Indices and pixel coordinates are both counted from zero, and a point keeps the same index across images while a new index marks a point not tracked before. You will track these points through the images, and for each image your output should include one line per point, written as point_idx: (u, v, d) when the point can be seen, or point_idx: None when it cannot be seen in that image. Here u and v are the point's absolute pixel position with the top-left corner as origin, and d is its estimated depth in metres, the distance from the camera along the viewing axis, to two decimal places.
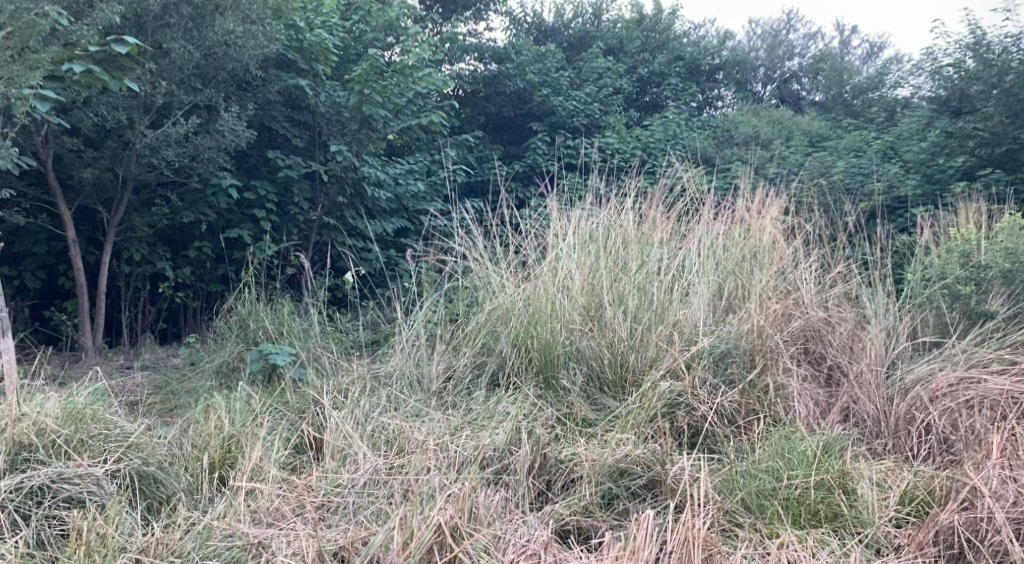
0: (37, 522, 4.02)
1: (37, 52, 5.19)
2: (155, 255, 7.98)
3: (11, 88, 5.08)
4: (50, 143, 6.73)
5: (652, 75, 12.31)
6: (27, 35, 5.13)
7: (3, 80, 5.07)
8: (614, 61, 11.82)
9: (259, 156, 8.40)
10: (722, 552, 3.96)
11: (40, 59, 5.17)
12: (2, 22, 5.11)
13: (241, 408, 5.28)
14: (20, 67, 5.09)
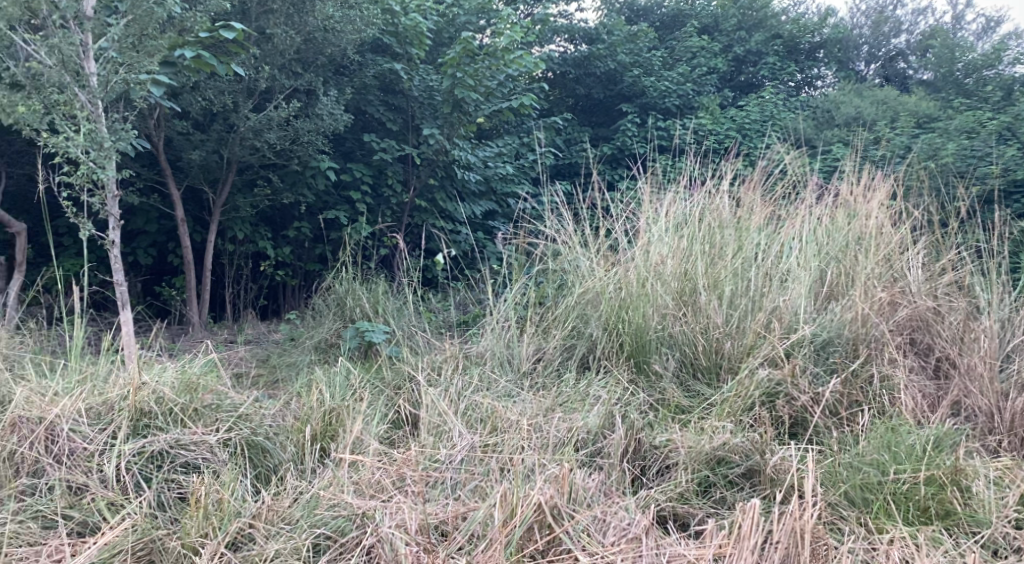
0: (158, 484, 4.26)
1: (155, 40, 5.39)
2: (257, 235, 8.27)
3: (130, 74, 5.33)
4: (162, 127, 7.04)
5: (749, 54, 12.10)
6: (145, 23, 5.33)
7: (124, 66, 5.33)
8: (708, 40, 11.58)
9: (355, 140, 8.58)
10: (826, 543, 3.93)
11: (158, 46, 5.38)
12: (125, 10, 5.31)
13: (340, 383, 5.46)
14: (139, 54, 5.32)
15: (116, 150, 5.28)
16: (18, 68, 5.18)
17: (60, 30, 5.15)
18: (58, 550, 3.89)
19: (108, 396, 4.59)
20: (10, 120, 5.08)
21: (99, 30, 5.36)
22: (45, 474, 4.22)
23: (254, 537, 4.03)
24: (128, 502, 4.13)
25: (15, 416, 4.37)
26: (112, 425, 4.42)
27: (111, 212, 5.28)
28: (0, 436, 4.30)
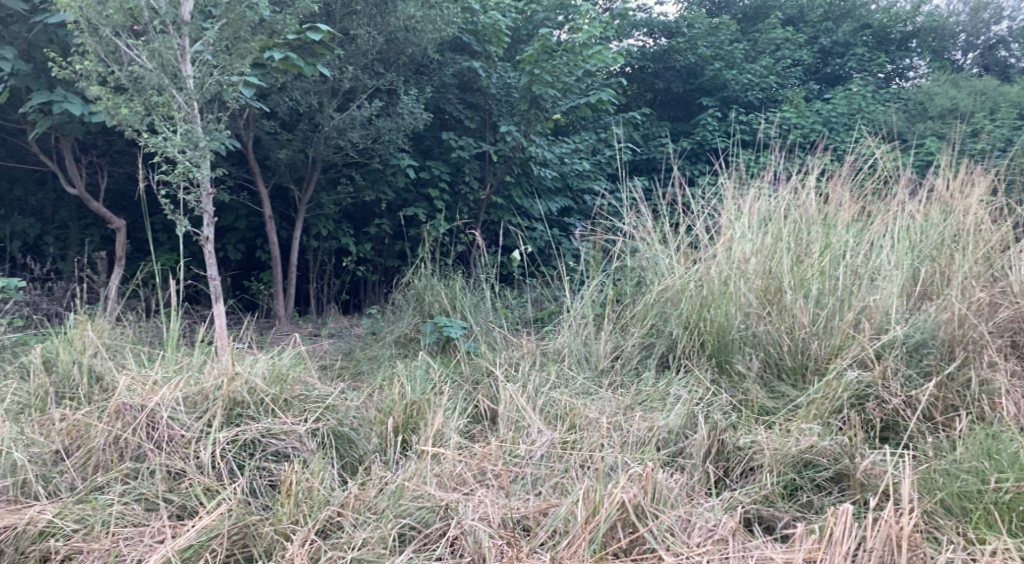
0: (250, 471, 4.43)
1: (248, 42, 5.59)
2: (340, 232, 8.47)
3: (224, 75, 5.57)
4: (251, 126, 7.28)
5: (835, 46, 11.93)
6: (239, 26, 5.52)
7: (218, 68, 5.56)
8: (793, 31, 11.34)
9: (433, 138, 8.66)
10: (926, 553, 3.83)
11: (250, 48, 5.60)
12: (218, 14, 5.50)
13: (421, 377, 5.57)
14: (233, 56, 5.54)
15: (210, 149, 5.48)
16: (121, 72, 5.36)
17: (160, 35, 5.38)
18: (160, 532, 4.07)
19: (203, 385, 4.76)
20: (115, 121, 5.36)
21: (196, 34, 5.57)
22: (146, 459, 4.42)
23: (342, 525, 4.14)
24: (224, 487, 4.29)
25: (119, 403, 4.56)
26: (207, 413, 4.60)
27: (206, 209, 5.49)
28: (105, 422, 4.50)
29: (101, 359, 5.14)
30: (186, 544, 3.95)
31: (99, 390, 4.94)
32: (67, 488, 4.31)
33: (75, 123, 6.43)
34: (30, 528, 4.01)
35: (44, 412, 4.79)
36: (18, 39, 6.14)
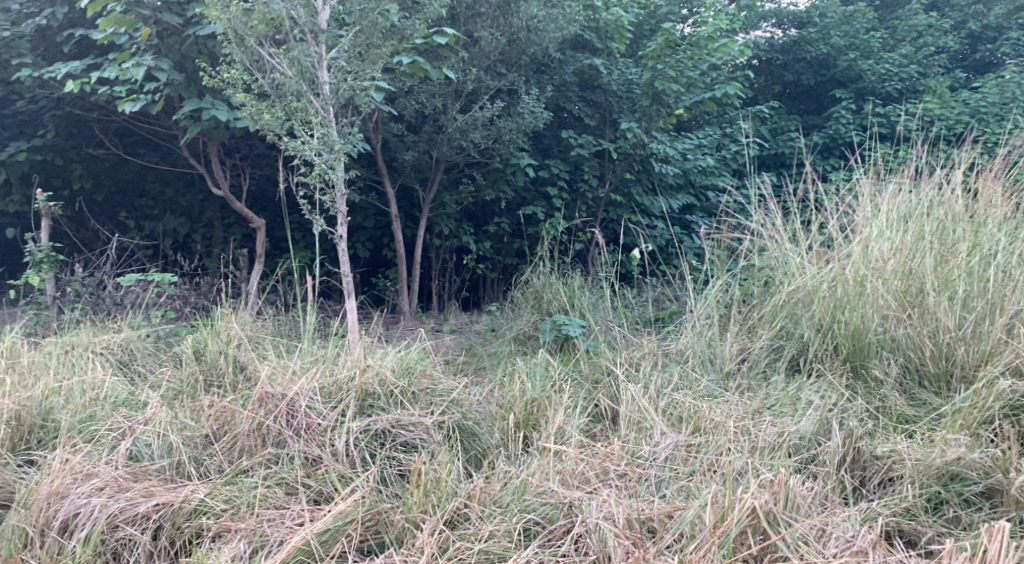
0: (381, 460, 4.63)
1: (379, 47, 5.96)
2: (461, 230, 8.63)
3: (356, 80, 5.95)
4: (379, 129, 7.61)
5: (987, 30, 11.29)
6: (371, 32, 5.89)
7: (351, 74, 5.95)
8: (936, 16, 10.74)
9: (553, 136, 8.65)
10: None
11: (381, 54, 5.96)
12: (353, 21, 5.89)
13: (541, 375, 5.60)
14: (365, 63, 5.92)
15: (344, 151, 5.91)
16: (264, 80, 5.85)
17: (299, 42, 5.82)
18: (299, 515, 4.24)
19: (338, 377, 5.07)
20: (258, 125, 5.86)
21: (332, 42, 6.00)
22: (286, 445, 4.67)
23: (469, 516, 4.24)
24: (357, 475, 4.48)
25: (263, 391, 4.85)
26: (342, 403, 4.87)
27: (339, 208, 5.99)
28: (250, 409, 4.78)
29: (245, 351, 5.60)
30: (323, 528, 4.07)
31: (243, 378, 5.37)
32: (216, 471, 4.57)
33: (220, 129, 7.06)
34: (183, 506, 4.22)
35: (195, 398, 5.21)
36: (173, 51, 6.63)
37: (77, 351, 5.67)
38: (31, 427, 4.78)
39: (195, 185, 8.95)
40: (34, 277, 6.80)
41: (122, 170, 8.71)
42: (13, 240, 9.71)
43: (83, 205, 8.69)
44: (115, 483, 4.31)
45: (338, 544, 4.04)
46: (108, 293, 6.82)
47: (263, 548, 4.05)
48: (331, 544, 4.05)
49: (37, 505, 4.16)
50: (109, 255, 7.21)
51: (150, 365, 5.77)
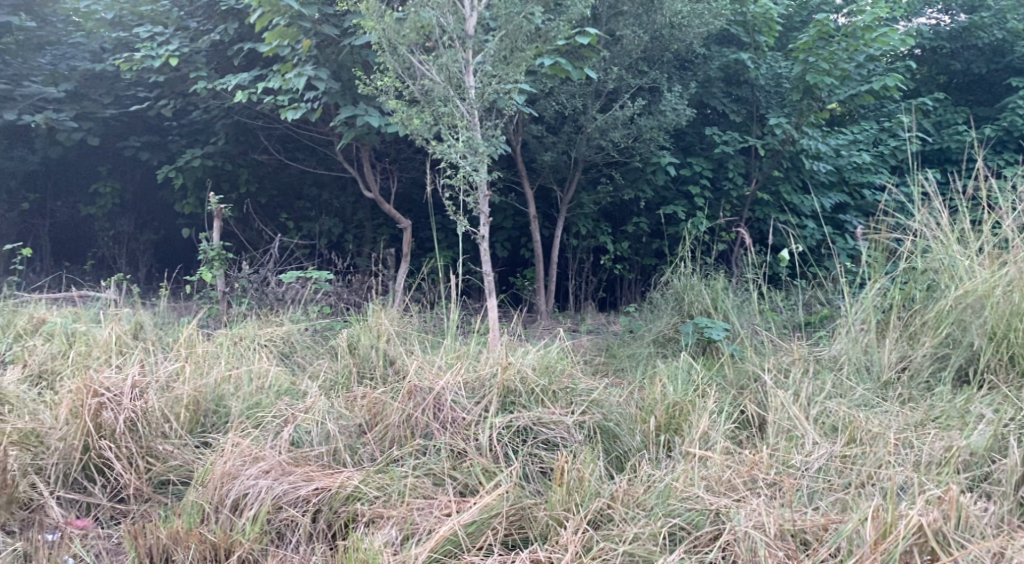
0: (524, 456, 4.83)
1: (523, 51, 6.34)
2: (599, 230, 8.60)
3: (501, 83, 6.32)
4: (519, 130, 7.71)
5: None
6: (516, 36, 6.28)
7: (497, 77, 6.34)
8: None
9: (695, 133, 8.43)
10: None
11: (524, 57, 6.32)
12: (499, 26, 6.29)
13: (683, 379, 5.49)
14: (509, 66, 6.30)
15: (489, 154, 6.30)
16: (414, 85, 6.34)
17: (447, 49, 6.27)
18: (446, 506, 4.42)
19: (481, 373, 5.32)
20: (408, 130, 6.32)
21: (478, 48, 6.41)
22: (433, 437, 4.93)
23: (613, 517, 4.30)
24: (501, 469, 4.69)
25: (411, 385, 5.14)
26: (485, 399, 5.11)
27: (482, 208, 6.36)
28: (400, 401, 5.07)
29: (394, 346, 5.94)
30: (469, 520, 4.25)
31: (393, 371, 5.69)
32: (369, 458, 4.85)
33: (371, 133, 7.62)
34: (340, 491, 4.45)
35: (348, 389, 5.55)
36: (331, 61, 7.26)
37: (245, 341, 6.02)
38: (205, 411, 5.00)
39: (348, 188, 9.48)
40: (206, 274, 7.21)
41: (283, 174, 9.44)
42: (187, 240, 10.35)
43: (249, 207, 9.41)
44: (280, 467, 4.56)
45: (483, 536, 4.20)
46: (271, 288, 7.20)
47: (412, 535, 4.24)
48: (476, 537, 4.22)
49: (213, 484, 4.42)
50: (272, 254, 7.50)
51: (308, 357, 6.09)
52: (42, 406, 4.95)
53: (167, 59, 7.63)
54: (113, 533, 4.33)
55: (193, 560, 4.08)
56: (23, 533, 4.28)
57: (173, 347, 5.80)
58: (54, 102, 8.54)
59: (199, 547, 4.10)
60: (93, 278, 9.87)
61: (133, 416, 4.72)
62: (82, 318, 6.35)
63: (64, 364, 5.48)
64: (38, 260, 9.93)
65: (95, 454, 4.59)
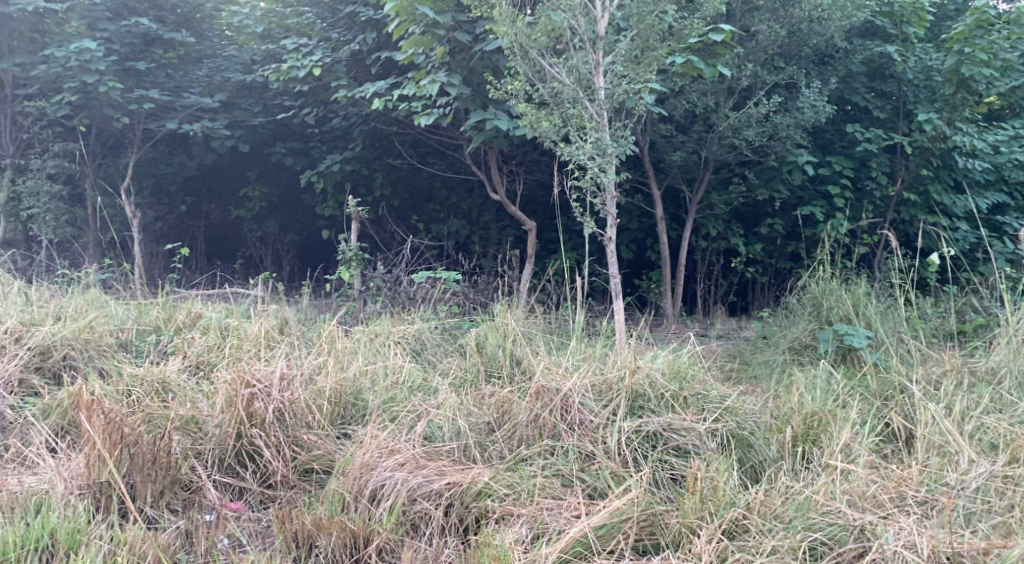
0: (653, 462, 4.71)
1: (655, 49, 6.21)
2: (730, 231, 8.35)
3: (631, 83, 6.20)
4: (648, 130, 7.59)
5: None
6: (648, 35, 6.18)
7: (628, 78, 6.23)
8: None
9: (836, 131, 8.05)
10: None
11: (656, 57, 6.19)
12: (632, 25, 6.19)
13: (823, 387, 5.25)
14: (642, 67, 6.19)
15: (618, 155, 6.19)
16: (544, 88, 6.32)
17: (578, 50, 6.23)
18: (575, 507, 4.38)
19: (609, 376, 5.21)
20: (536, 133, 6.31)
21: (608, 48, 6.30)
22: (561, 438, 4.87)
23: (748, 528, 4.15)
24: (630, 474, 4.58)
25: (539, 385, 5.07)
26: (613, 402, 5.01)
27: (609, 210, 6.25)
28: (528, 401, 5.03)
29: (521, 346, 5.91)
30: (600, 523, 4.18)
31: (520, 371, 5.67)
32: (498, 456, 4.83)
33: (500, 137, 7.66)
34: (471, 487, 4.46)
35: (476, 387, 5.58)
36: (462, 67, 7.36)
37: (380, 339, 6.12)
38: (345, 403, 5.13)
39: (476, 190, 9.63)
40: (344, 274, 7.41)
41: (415, 177, 9.65)
42: (326, 240, 10.66)
43: (384, 210, 9.66)
44: (414, 460, 4.62)
45: (615, 540, 4.14)
46: (404, 287, 7.35)
47: (543, 535, 4.23)
48: (608, 540, 4.16)
49: (352, 474, 4.50)
50: (404, 255, 7.66)
51: (438, 355, 6.16)
52: (200, 395, 5.10)
53: (311, 70, 7.99)
54: (262, 517, 4.47)
55: (335, 547, 4.15)
56: (184, 512, 4.45)
57: (316, 342, 5.97)
58: (209, 112, 8.98)
59: (341, 534, 4.16)
60: (242, 276, 10.40)
61: (281, 406, 4.83)
62: (234, 313, 6.59)
63: (220, 356, 5.71)
64: (195, 259, 10.51)
65: (246, 441, 4.71)
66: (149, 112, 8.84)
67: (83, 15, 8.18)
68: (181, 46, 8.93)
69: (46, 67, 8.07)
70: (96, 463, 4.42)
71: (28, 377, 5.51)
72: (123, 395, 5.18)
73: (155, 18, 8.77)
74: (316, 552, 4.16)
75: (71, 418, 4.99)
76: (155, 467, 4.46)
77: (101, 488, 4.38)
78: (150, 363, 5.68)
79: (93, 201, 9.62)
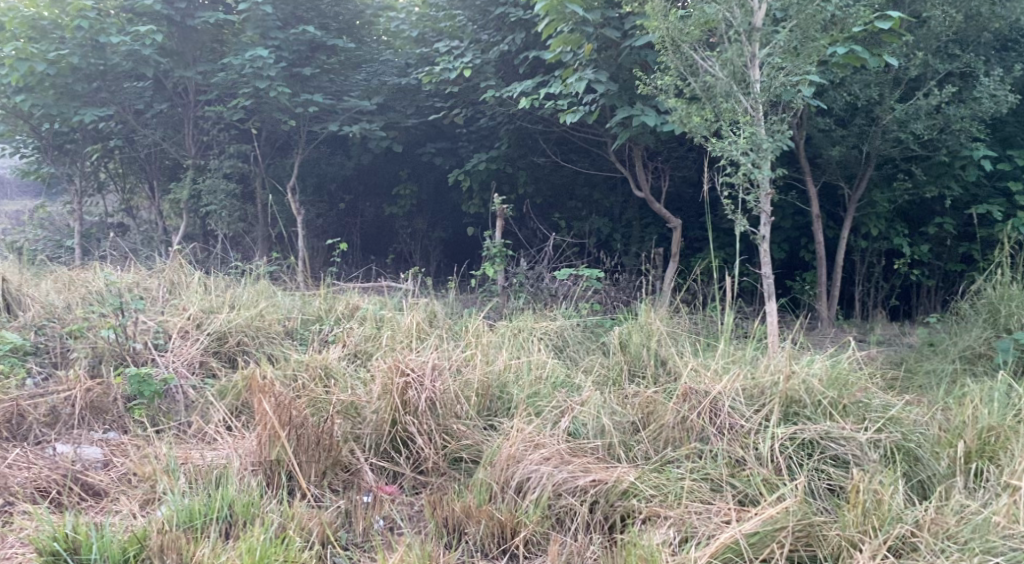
0: (809, 471, 4.43)
1: (817, 39, 5.86)
2: (893, 231, 7.86)
3: (789, 75, 5.92)
4: (804, 124, 7.26)
5: None
6: (809, 25, 5.81)
7: (784, 69, 5.93)
8: None
9: (1018, 122, 7.43)
10: None
11: (818, 47, 5.85)
12: (791, 15, 5.85)
13: (1001, 399, 4.83)
14: (800, 59, 5.87)
15: (775, 150, 5.90)
16: (696, 83, 6.13)
17: (734, 43, 5.97)
18: (725, 513, 4.19)
19: (761, 380, 4.96)
20: (686, 128, 6.16)
21: (766, 40, 6.00)
22: (710, 441, 4.66)
23: (917, 546, 3.88)
24: (784, 483, 4.33)
25: (687, 386, 4.86)
26: (766, 407, 4.75)
27: (763, 208, 5.98)
28: (674, 402, 4.81)
29: (665, 347, 5.72)
30: (752, 530, 3.98)
31: (664, 372, 5.48)
32: (643, 457, 4.67)
33: (647, 133, 7.51)
34: (616, 485, 4.33)
35: (620, 386, 5.43)
36: (610, 64, 7.22)
37: (524, 334, 6.08)
38: (491, 396, 5.11)
39: (619, 187, 9.45)
40: (488, 270, 7.39)
41: (561, 174, 9.59)
42: (471, 237, 10.76)
43: (527, 208, 9.67)
44: (559, 455, 4.52)
45: (768, 549, 3.92)
46: (546, 284, 7.28)
47: (692, 538, 4.05)
48: (760, 548, 3.94)
49: (499, 464, 4.45)
50: (548, 251, 7.61)
51: (580, 353, 6.05)
52: (359, 382, 5.19)
53: (461, 71, 8.13)
54: (415, 501, 4.48)
55: (483, 535, 4.14)
56: (344, 492, 4.50)
57: (462, 336, 5.98)
58: (366, 113, 9.22)
59: (489, 523, 4.15)
60: (393, 271, 10.65)
61: (433, 396, 4.85)
62: (388, 305, 6.71)
63: (377, 346, 5.81)
64: (351, 254, 10.85)
65: (401, 428, 4.75)
66: (313, 114, 9.19)
67: (258, 25, 8.56)
68: (343, 51, 9.21)
69: (224, 75, 8.55)
70: (268, 440, 4.49)
71: (208, 360, 5.77)
72: (290, 380, 5.31)
73: (320, 25, 9.04)
74: (465, 539, 4.16)
75: (244, 399, 5.20)
76: (319, 449, 4.52)
77: (272, 466, 4.48)
78: (312, 350, 5.82)
79: (263, 198, 10.07)
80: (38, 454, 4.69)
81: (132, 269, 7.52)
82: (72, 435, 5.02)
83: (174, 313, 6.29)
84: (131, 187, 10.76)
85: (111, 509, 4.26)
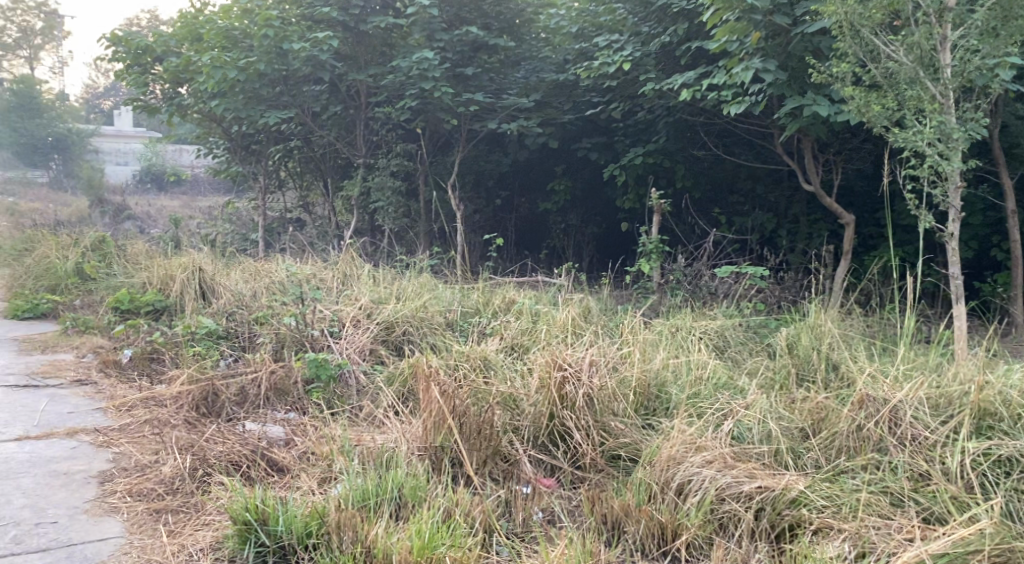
0: (1007, 491, 3.98)
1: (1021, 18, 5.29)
2: None
3: (985, 58, 5.36)
4: (999, 113, 6.60)
5: None
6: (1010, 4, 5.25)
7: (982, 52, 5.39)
8: None
9: None
10: None
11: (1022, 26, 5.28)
12: None
13: None
14: (1001, 41, 5.32)
15: (967, 139, 5.37)
16: (877, 69, 5.65)
17: (921, 25, 5.46)
18: (908, 530, 3.82)
19: (948, 390, 4.53)
20: (864, 118, 5.69)
21: (959, 21, 5.47)
22: (889, 453, 4.26)
23: None
24: (976, 502, 3.91)
25: (862, 393, 4.47)
26: (955, 418, 4.31)
27: (952, 202, 5.45)
28: (848, 409, 4.44)
29: (837, 351, 5.32)
30: (941, 551, 3.59)
31: (835, 377, 5.09)
32: (813, 466, 4.32)
33: (819, 124, 7.06)
34: (785, 493, 4.02)
35: (789, 389, 5.09)
36: (779, 53, 6.78)
37: (683, 332, 5.83)
38: (648, 395, 4.92)
39: (784, 181, 8.97)
40: (644, 267, 7.20)
41: (723, 168, 9.20)
42: (627, 232, 10.53)
43: (686, 203, 9.35)
44: (723, 459, 4.25)
45: None
46: (705, 282, 6.97)
47: (870, 555, 3.70)
48: None
49: (658, 465, 4.23)
50: (708, 248, 7.30)
51: (743, 354, 5.74)
52: (516, 374, 5.09)
53: (620, 65, 7.91)
54: (574, 496, 4.33)
55: (643, 535, 3.93)
56: (504, 483, 4.38)
57: (618, 332, 5.79)
58: (524, 111, 9.15)
59: (649, 524, 3.94)
60: (547, 266, 10.57)
61: (590, 391, 4.68)
62: (545, 300, 6.61)
63: (534, 340, 5.70)
64: (507, 249, 10.86)
65: (558, 422, 4.60)
66: (474, 113, 9.23)
67: (423, 27, 8.62)
68: (503, 50, 9.18)
69: (392, 76, 8.71)
70: (433, 426, 4.47)
71: (377, 348, 5.81)
72: (451, 369, 5.28)
73: (483, 26, 9.03)
74: (624, 537, 3.97)
75: (410, 386, 5.24)
76: (480, 438, 4.43)
77: (436, 452, 4.43)
78: (470, 342, 5.78)
79: (426, 194, 10.21)
80: (230, 431, 4.79)
81: (310, 261, 7.77)
82: (258, 414, 5.13)
83: (348, 302, 6.43)
84: (308, 184, 11.19)
85: (294, 485, 4.29)
